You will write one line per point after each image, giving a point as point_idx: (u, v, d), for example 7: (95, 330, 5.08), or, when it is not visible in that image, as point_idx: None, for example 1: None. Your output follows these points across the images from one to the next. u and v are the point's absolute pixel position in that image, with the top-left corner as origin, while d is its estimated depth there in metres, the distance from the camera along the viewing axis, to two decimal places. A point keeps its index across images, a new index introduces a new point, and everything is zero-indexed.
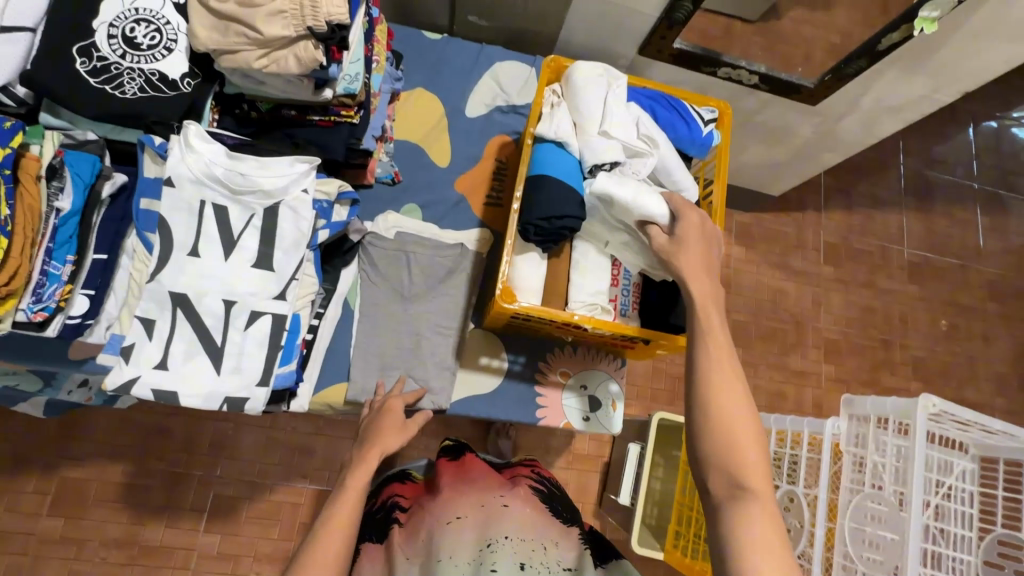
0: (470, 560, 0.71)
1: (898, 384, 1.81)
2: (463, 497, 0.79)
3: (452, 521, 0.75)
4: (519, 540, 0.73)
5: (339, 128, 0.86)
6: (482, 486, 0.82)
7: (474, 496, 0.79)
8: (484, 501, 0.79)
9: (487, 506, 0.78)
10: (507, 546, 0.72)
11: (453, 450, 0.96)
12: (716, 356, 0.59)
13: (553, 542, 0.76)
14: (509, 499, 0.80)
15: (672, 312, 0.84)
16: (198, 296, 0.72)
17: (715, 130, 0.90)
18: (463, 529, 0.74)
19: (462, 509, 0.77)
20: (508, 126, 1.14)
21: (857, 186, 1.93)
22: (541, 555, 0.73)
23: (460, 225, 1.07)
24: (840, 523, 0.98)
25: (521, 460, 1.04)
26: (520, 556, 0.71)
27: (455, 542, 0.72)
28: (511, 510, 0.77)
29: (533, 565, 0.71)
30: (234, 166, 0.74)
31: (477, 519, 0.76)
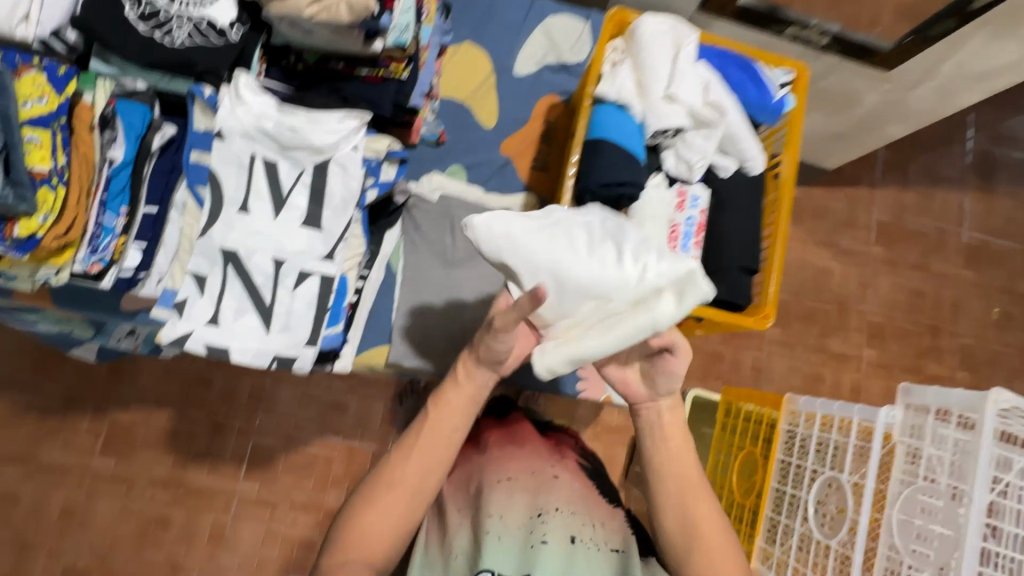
0: (520, 526, 0.78)
1: (943, 372, 1.73)
2: (515, 459, 0.85)
3: (503, 481, 0.82)
4: (567, 513, 0.80)
5: (387, 84, 0.82)
6: (534, 453, 0.88)
7: (524, 462, 0.85)
8: (535, 469, 0.85)
9: (537, 474, 0.84)
10: (558, 518, 0.79)
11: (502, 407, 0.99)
12: (675, 477, 0.72)
13: (599, 521, 0.82)
14: (559, 471, 0.86)
15: (736, 292, 0.80)
16: (247, 254, 0.71)
17: (789, 95, 0.83)
18: (514, 491, 0.81)
19: (513, 471, 0.83)
20: (557, 86, 1.08)
21: (919, 162, 1.80)
22: (588, 530, 0.80)
23: (505, 189, 1.03)
24: (886, 514, 0.96)
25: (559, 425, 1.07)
26: (570, 529, 0.78)
27: (507, 503, 0.79)
28: (560, 484, 0.83)
29: (581, 538, 0.78)
30: (284, 120, 0.72)
31: (528, 484, 0.82)
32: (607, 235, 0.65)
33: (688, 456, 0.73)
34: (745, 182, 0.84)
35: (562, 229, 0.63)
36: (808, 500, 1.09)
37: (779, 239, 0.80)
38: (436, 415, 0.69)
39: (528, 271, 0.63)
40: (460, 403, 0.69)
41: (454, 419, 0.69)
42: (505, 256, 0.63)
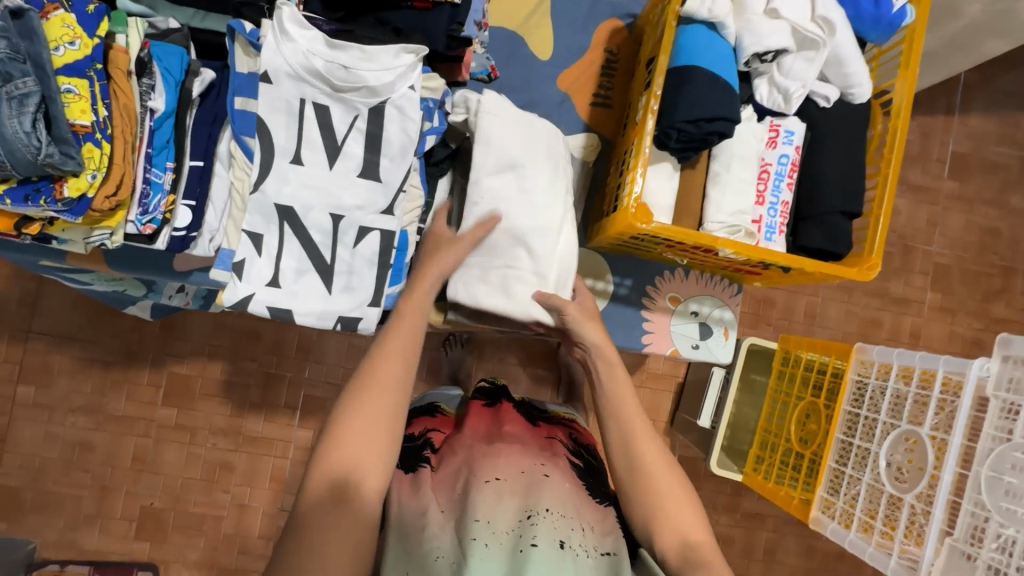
0: (508, 531, 0.66)
1: (1013, 316, 1.61)
2: (505, 455, 0.72)
3: (490, 482, 0.68)
4: (560, 516, 0.67)
5: (439, 10, 0.73)
6: (521, 448, 0.75)
7: (514, 457, 0.72)
8: (523, 467, 0.72)
9: (526, 474, 0.71)
10: (548, 521, 0.66)
11: (491, 395, 0.90)
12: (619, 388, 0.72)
13: (590, 526, 0.70)
14: (551, 470, 0.73)
15: (837, 241, 0.72)
16: (304, 210, 0.66)
17: (909, 5, 0.70)
18: (503, 492, 0.68)
19: (502, 470, 0.70)
20: (619, 7, 0.96)
21: (1006, 83, 1.61)
22: (579, 536, 0.67)
23: (565, 128, 0.94)
24: (972, 471, 0.91)
25: (559, 415, 0.93)
26: (560, 534, 0.66)
27: (495, 507, 0.66)
28: (553, 483, 0.71)
29: (573, 545, 0.66)
30: (334, 58, 0.64)
31: (518, 486, 0.69)
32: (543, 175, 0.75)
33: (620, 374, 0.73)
34: (848, 112, 0.74)
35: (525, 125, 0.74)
36: (878, 454, 1.04)
37: (888, 177, 0.72)
38: (380, 358, 0.62)
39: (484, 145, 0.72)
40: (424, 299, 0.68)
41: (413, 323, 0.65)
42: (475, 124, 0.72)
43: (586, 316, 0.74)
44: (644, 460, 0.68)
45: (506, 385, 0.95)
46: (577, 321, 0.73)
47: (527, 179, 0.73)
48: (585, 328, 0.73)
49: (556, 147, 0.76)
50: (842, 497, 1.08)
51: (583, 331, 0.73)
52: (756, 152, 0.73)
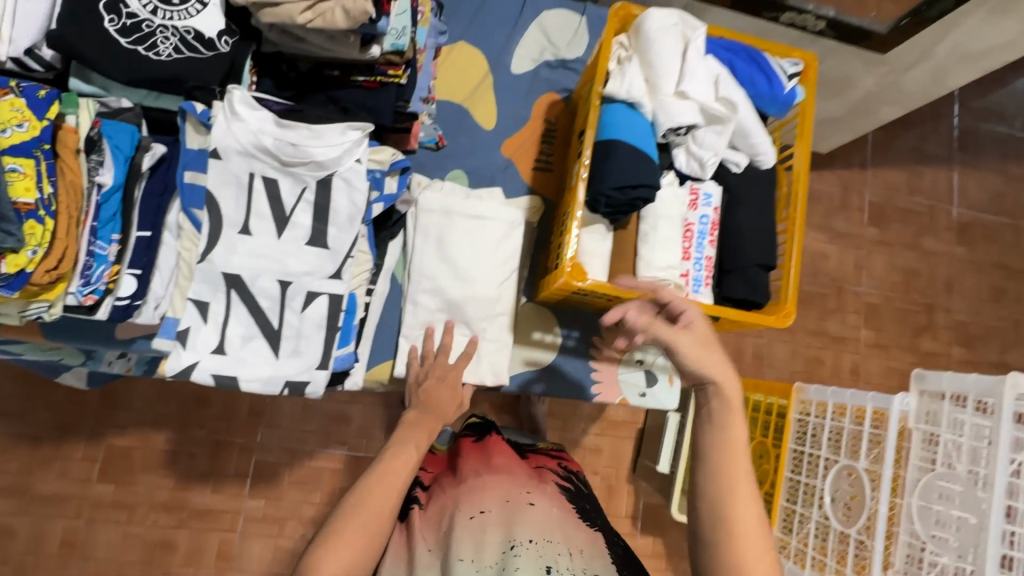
0: (492, 564, 0.66)
1: (940, 349, 1.75)
2: (489, 488, 0.76)
3: (475, 517, 0.72)
4: (545, 543, 0.68)
5: (386, 90, 0.80)
6: (507, 479, 0.78)
7: (499, 489, 0.76)
8: (507, 497, 0.75)
9: (510, 502, 0.74)
10: (531, 550, 0.67)
11: (480, 430, 0.96)
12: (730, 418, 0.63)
13: (580, 549, 0.71)
14: (535, 497, 0.76)
15: (756, 291, 0.79)
16: (252, 277, 0.68)
17: (798, 86, 0.81)
18: (488, 525, 0.71)
19: (485, 503, 0.73)
20: (556, 83, 1.06)
21: (908, 140, 1.80)
22: (565, 560, 0.68)
23: (508, 192, 1.00)
24: (905, 501, 0.97)
25: (544, 448, 1.01)
26: (545, 560, 0.66)
27: (479, 539, 0.69)
28: (536, 510, 0.73)
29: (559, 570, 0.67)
30: (283, 136, 0.68)
31: (502, 517, 0.72)
32: (477, 251, 0.91)
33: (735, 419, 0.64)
34: (757, 177, 0.83)
35: (462, 207, 0.91)
36: (823, 490, 1.09)
37: (795, 232, 0.80)
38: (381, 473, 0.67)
39: (424, 220, 0.90)
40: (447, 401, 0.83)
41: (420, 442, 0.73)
42: (421, 203, 0.90)
43: (699, 346, 0.66)
44: (735, 509, 0.60)
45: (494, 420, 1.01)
46: (689, 354, 0.65)
47: (464, 267, 0.90)
48: (700, 359, 0.65)
49: (490, 226, 0.92)
50: (795, 537, 1.14)
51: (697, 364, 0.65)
52: (679, 214, 0.80)
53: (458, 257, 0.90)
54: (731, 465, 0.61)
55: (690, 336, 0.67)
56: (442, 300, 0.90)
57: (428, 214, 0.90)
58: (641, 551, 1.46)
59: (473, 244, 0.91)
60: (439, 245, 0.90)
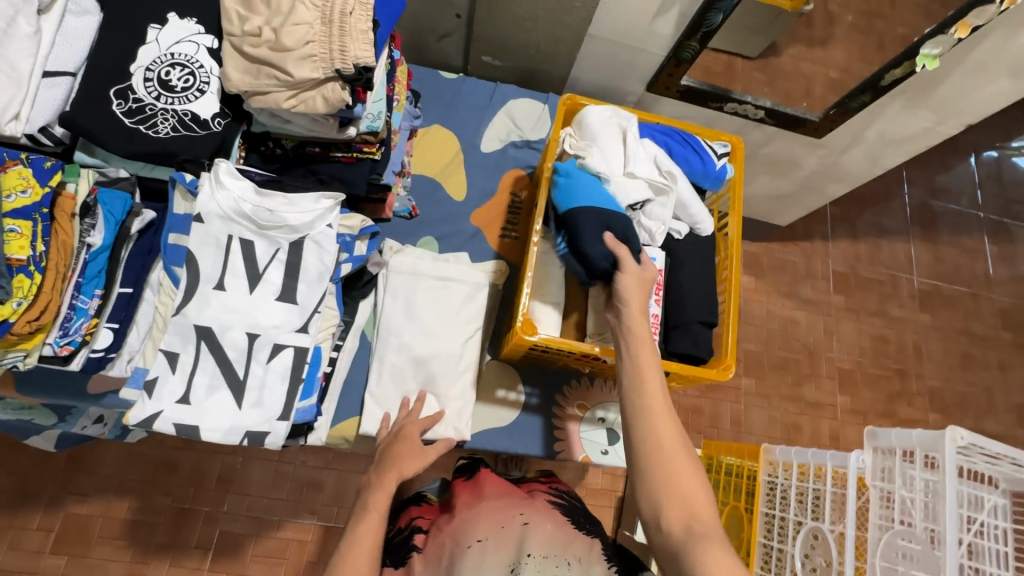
0: None
1: (917, 415, 1.77)
2: (484, 516, 0.76)
3: (473, 546, 0.72)
4: (541, 558, 0.71)
5: (361, 164, 0.91)
6: (502, 503, 0.79)
7: (493, 517, 0.76)
8: (503, 522, 0.75)
9: (507, 528, 0.75)
10: (530, 566, 0.70)
11: (468, 469, 0.91)
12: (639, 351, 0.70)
13: (578, 557, 0.73)
14: (529, 516, 0.77)
15: (699, 347, 0.85)
16: (221, 329, 0.73)
17: (728, 164, 0.92)
18: (486, 552, 0.72)
19: (483, 531, 0.74)
20: (522, 161, 1.17)
21: (864, 215, 1.93)
22: (563, 571, 0.71)
23: (475, 257, 1.08)
24: (869, 562, 0.96)
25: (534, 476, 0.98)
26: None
27: (478, 568, 0.70)
28: (534, 528, 0.75)
29: None
30: (261, 203, 0.76)
31: (501, 541, 0.73)
32: (442, 313, 0.97)
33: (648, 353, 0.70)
34: (698, 243, 0.91)
35: (427, 270, 0.98)
36: (793, 554, 1.08)
37: (732, 293, 0.88)
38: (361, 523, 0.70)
39: (389, 282, 0.96)
40: (412, 467, 0.79)
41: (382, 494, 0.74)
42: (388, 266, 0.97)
43: (637, 282, 0.75)
44: (657, 430, 0.65)
45: (481, 457, 0.98)
46: (627, 284, 0.74)
47: (428, 328, 0.95)
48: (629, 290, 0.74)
49: (454, 289, 0.98)
50: None
51: (627, 296, 0.74)
52: None
53: (423, 318, 0.96)
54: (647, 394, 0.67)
55: (636, 273, 0.75)
56: (407, 359, 0.94)
57: (394, 276, 0.97)
58: None
59: (438, 306, 0.97)
60: (405, 305, 0.96)
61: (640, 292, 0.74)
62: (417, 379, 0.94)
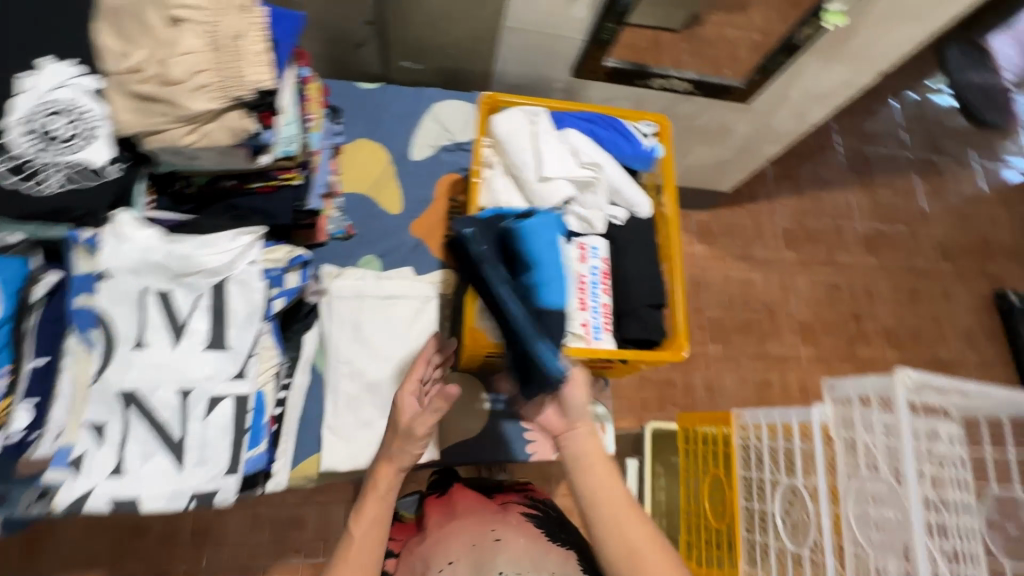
0: None
1: (876, 354, 1.84)
2: (454, 536, 0.76)
3: (444, 569, 0.73)
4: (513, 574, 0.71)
5: (282, 192, 0.86)
6: (472, 520, 0.78)
7: (464, 536, 0.76)
8: (473, 540, 0.75)
9: (477, 545, 0.75)
10: None
11: (442, 485, 0.93)
12: (591, 469, 0.67)
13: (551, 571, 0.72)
14: (502, 532, 0.76)
15: (651, 331, 0.86)
16: (150, 390, 0.68)
17: (656, 143, 0.92)
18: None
19: (453, 553, 0.74)
20: (455, 164, 1.14)
21: (803, 170, 1.98)
22: None
23: (421, 270, 1.06)
24: (843, 510, 0.98)
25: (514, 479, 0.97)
26: None
27: None
28: (505, 544, 0.74)
29: None
30: (172, 249, 0.70)
31: (470, 563, 0.73)
32: (388, 332, 0.93)
33: (603, 466, 0.68)
34: (639, 226, 0.91)
35: (369, 290, 0.95)
36: (773, 511, 1.11)
37: (676, 271, 0.89)
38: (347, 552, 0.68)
39: (330, 309, 0.93)
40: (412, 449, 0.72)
41: (376, 511, 0.70)
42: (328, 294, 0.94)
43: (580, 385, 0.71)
44: (632, 544, 0.63)
45: (455, 467, 0.99)
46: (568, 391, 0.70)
47: (376, 349, 0.92)
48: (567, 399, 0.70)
49: (399, 305, 0.95)
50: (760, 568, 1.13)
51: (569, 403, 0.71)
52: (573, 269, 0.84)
53: (369, 339, 0.93)
54: (610, 512, 0.65)
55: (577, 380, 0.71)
56: (358, 384, 0.91)
57: (335, 302, 0.94)
58: None
59: (383, 325, 0.94)
60: (349, 329, 0.93)
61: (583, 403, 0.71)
62: (372, 402, 0.91)
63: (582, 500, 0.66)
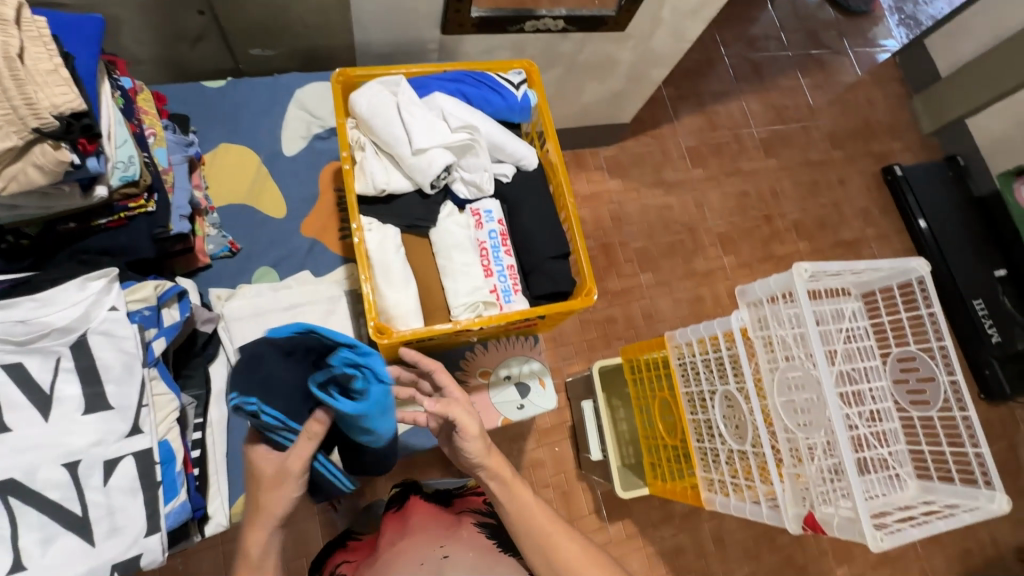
0: None
1: (790, 249, 1.96)
2: (403, 555, 0.78)
3: None
4: None
5: (135, 222, 0.79)
6: (422, 538, 0.81)
7: (412, 554, 0.77)
8: (421, 558, 0.76)
9: (426, 563, 0.75)
10: None
11: (400, 498, 0.97)
12: (518, 500, 0.77)
13: None
14: (450, 549, 0.78)
15: (560, 282, 0.87)
16: (29, 473, 0.62)
17: (528, 90, 0.90)
18: None
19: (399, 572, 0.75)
20: (332, 151, 1.07)
21: (696, 87, 2.02)
22: None
23: (322, 270, 1.00)
24: (771, 402, 1.03)
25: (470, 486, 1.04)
26: None
27: None
28: (453, 560, 0.76)
29: None
30: (8, 316, 0.64)
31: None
32: None
33: (528, 495, 0.78)
34: (528, 179, 0.90)
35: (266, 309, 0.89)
36: (717, 419, 1.15)
37: (573, 219, 0.88)
38: None
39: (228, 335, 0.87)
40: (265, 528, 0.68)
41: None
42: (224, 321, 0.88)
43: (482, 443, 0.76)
44: (561, 556, 0.75)
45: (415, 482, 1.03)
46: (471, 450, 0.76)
47: None
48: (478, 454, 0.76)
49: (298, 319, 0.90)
50: (715, 471, 1.17)
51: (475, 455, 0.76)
52: (468, 237, 0.87)
53: None
54: (538, 531, 0.76)
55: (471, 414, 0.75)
56: None
57: (233, 327, 0.88)
58: (617, 539, 1.50)
59: None
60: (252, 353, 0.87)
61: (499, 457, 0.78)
62: None
63: (514, 527, 0.77)
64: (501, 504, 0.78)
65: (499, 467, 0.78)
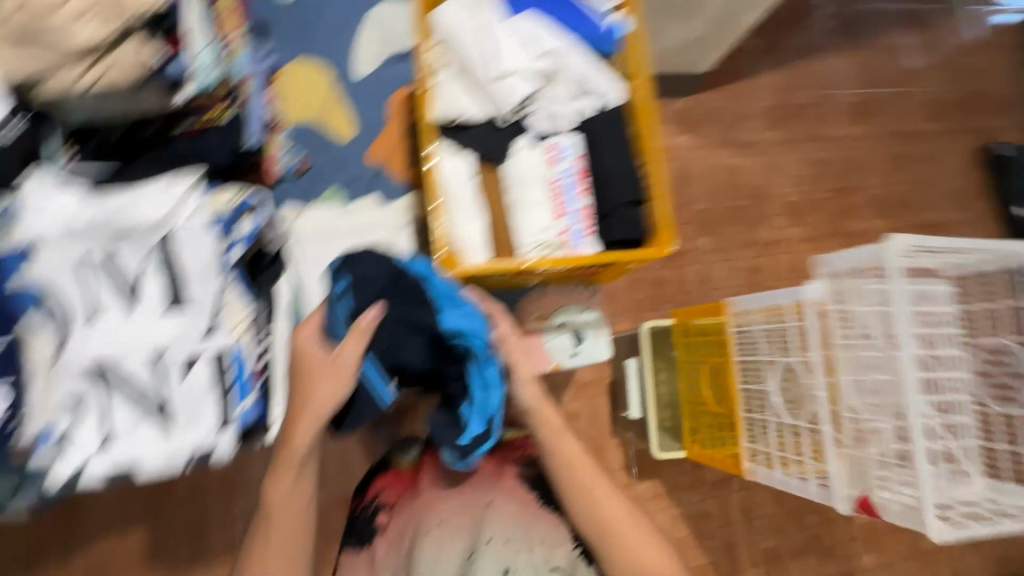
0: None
1: (864, 226, 1.81)
2: (448, 498, 0.81)
3: (435, 529, 0.78)
4: (503, 540, 0.75)
5: (211, 133, 0.78)
6: (465, 482, 0.83)
7: (458, 498, 0.81)
8: (466, 504, 0.80)
9: (470, 508, 0.80)
10: (491, 550, 0.74)
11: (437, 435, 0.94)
12: (562, 447, 0.77)
13: (541, 539, 0.77)
14: (493, 496, 0.81)
15: (632, 229, 0.83)
16: (120, 359, 0.67)
17: (622, 18, 0.84)
18: (446, 536, 0.77)
19: (445, 514, 0.79)
20: (401, 76, 1.03)
21: (786, 38, 1.82)
22: (525, 556, 0.74)
23: (387, 197, 1.00)
24: (839, 380, 1.00)
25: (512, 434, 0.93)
26: (504, 562, 0.73)
27: (440, 552, 0.75)
28: (496, 508, 0.79)
29: (518, 568, 0.73)
30: (100, 210, 0.67)
31: (461, 524, 0.78)
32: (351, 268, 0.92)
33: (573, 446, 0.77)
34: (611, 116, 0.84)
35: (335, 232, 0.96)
36: (771, 391, 1.12)
37: (655, 163, 0.83)
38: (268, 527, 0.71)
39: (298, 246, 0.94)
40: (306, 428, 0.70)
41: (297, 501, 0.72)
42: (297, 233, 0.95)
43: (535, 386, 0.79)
44: (600, 509, 0.74)
45: None
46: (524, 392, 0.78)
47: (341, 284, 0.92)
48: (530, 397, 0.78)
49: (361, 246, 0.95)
50: (761, 442, 1.15)
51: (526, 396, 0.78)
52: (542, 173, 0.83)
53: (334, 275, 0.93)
54: (577, 480, 0.75)
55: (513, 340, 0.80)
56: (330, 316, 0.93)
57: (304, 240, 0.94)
58: (643, 498, 1.50)
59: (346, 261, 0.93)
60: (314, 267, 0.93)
61: (551, 405, 0.78)
62: None
63: (555, 473, 0.76)
64: (545, 448, 0.77)
65: (547, 412, 0.78)
